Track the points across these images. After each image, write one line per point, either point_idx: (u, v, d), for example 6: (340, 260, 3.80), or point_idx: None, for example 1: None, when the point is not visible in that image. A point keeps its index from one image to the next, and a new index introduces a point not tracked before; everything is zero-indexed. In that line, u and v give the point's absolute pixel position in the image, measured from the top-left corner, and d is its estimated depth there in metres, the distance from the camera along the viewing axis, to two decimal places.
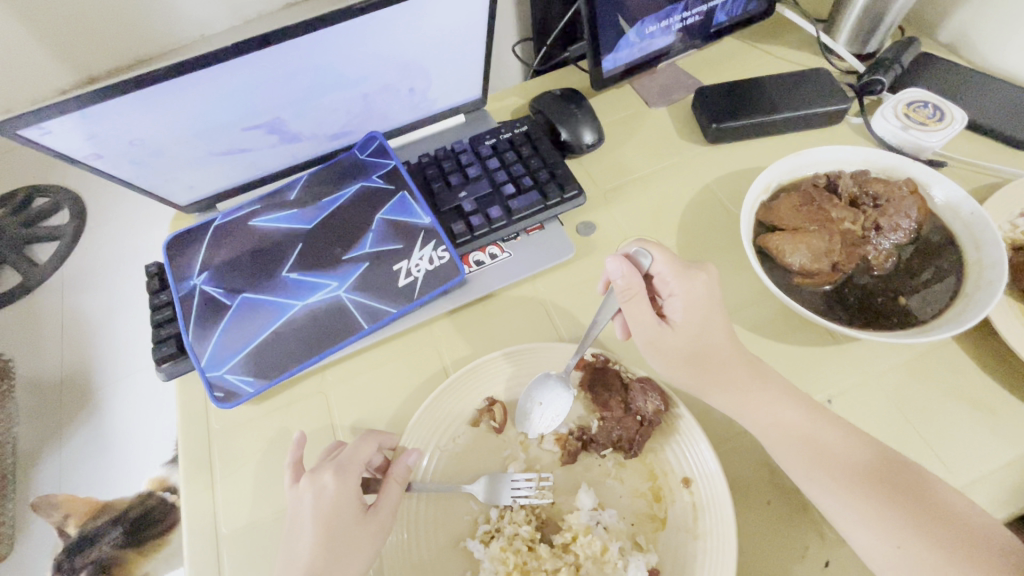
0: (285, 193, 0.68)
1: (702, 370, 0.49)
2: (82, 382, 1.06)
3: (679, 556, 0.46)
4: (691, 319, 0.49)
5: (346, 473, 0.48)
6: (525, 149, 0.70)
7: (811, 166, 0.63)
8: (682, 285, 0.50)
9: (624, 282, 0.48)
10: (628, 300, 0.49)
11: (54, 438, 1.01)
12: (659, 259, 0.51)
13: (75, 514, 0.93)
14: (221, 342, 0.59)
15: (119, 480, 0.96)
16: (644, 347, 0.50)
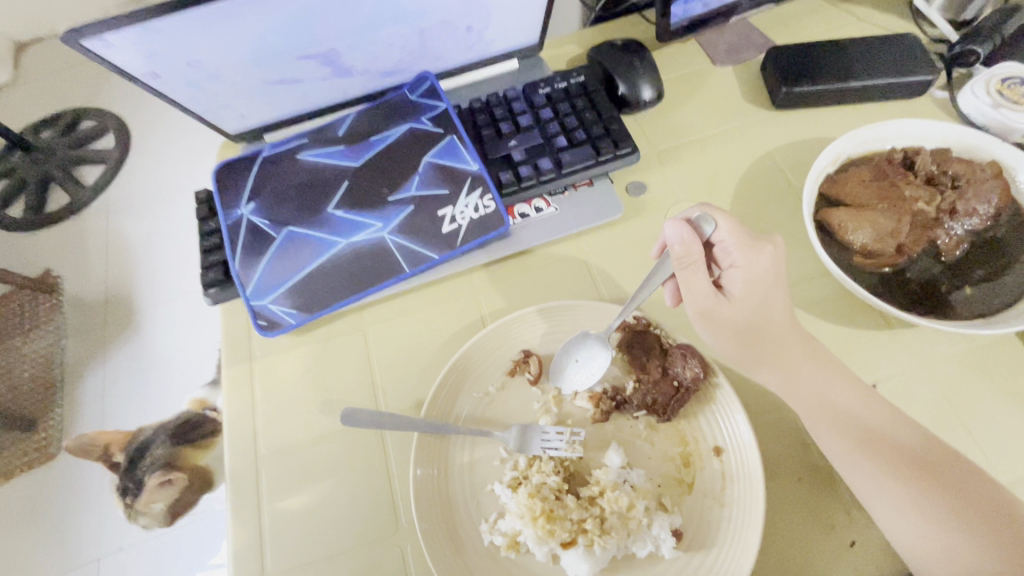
0: (333, 129, 0.68)
1: (749, 343, 0.49)
2: (128, 303, 1.10)
3: (704, 521, 0.47)
4: (750, 293, 0.49)
5: None
6: (580, 100, 0.67)
7: (887, 140, 0.59)
8: (746, 257, 0.49)
9: (684, 248, 0.47)
10: (686, 266, 0.48)
11: (102, 352, 1.06)
12: (724, 228, 0.50)
13: (114, 443, 0.96)
14: (266, 273, 0.60)
15: (160, 397, 1.00)
16: (695, 317, 0.50)
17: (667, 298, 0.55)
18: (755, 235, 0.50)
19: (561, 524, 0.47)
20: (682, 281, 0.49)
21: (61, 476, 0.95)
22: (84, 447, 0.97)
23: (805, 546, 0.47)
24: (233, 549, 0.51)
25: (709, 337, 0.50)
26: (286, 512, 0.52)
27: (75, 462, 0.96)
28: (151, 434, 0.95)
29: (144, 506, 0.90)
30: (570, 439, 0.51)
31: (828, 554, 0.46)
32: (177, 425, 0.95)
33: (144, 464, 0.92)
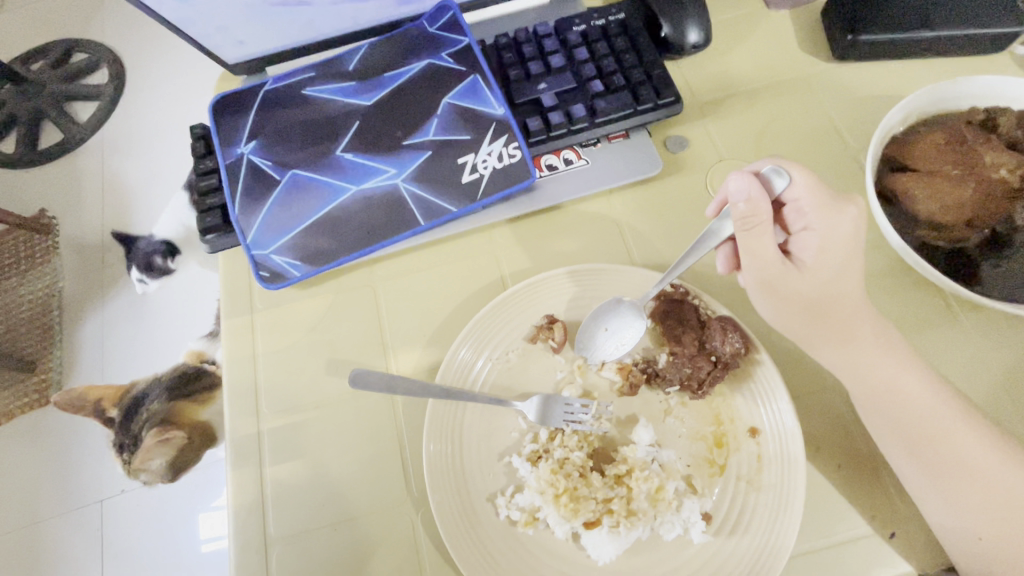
0: (343, 62, 0.61)
1: (810, 319, 0.45)
2: (124, 246, 1.05)
3: (737, 507, 0.44)
4: (824, 261, 0.44)
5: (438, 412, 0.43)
6: (619, 40, 0.60)
7: (965, 99, 0.52)
8: (823, 220, 0.44)
9: (750, 206, 0.41)
10: (751, 228, 0.42)
11: (98, 297, 1.02)
12: (799, 185, 0.44)
13: (107, 399, 0.93)
14: (268, 219, 0.55)
15: (158, 346, 0.96)
16: (758, 285, 0.45)
17: (720, 264, 0.50)
18: (836, 194, 0.44)
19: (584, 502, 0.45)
20: (744, 245, 0.43)
21: (58, 422, 0.93)
22: (83, 390, 0.95)
23: (842, 534, 0.44)
24: (234, 510, 0.48)
25: (769, 309, 0.46)
26: (289, 475, 0.49)
27: (74, 405, 0.94)
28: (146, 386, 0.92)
29: (143, 462, 0.89)
30: (596, 413, 0.48)
31: (865, 544, 0.44)
32: (174, 380, 0.91)
33: (139, 419, 0.90)
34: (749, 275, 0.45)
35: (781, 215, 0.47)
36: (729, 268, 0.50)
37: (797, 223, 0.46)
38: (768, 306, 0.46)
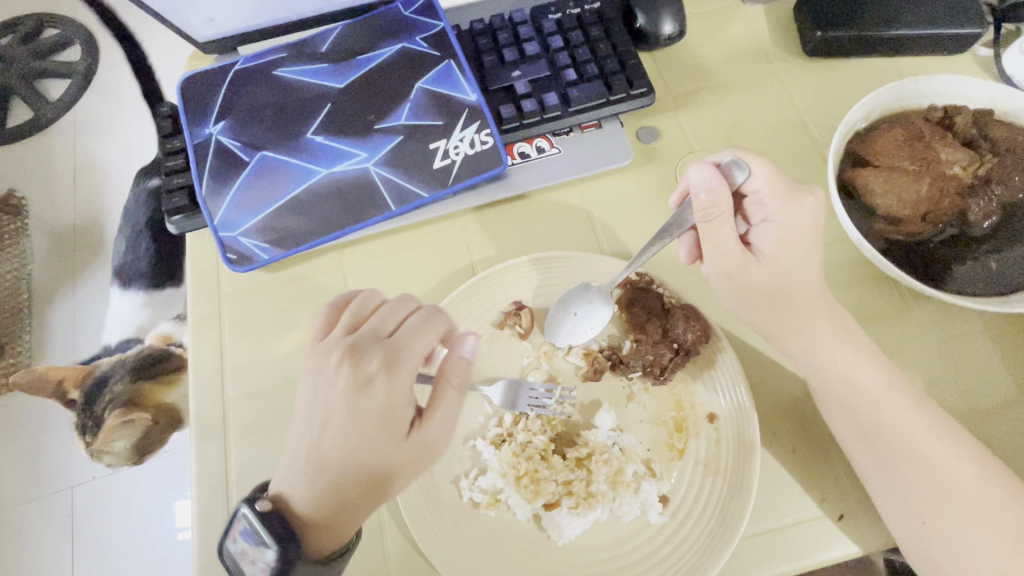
0: (316, 44, 0.60)
1: (772, 309, 0.45)
2: (95, 228, 1.02)
3: (693, 489, 0.45)
4: (783, 250, 0.45)
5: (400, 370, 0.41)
6: (594, 30, 0.60)
7: (927, 98, 0.54)
8: (782, 211, 0.44)
9: (710, 196, 0.42)
10: (711, 218, 0.42)
11: (67, 278, 1.00)
12: (757, 175, 0.45)
13: (69, 380, 0.92)
14: (236, 201, 0.54)
15: (128, 329, 0.95)
16: (718, 277, 0.46)
17: (682, 254, 0.51)
18: (794, 185, 0.45)
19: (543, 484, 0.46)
20: (704, 235, 0.44)
21: (22, 404, 0.92)
22: (47, 371, 0.93)
23: (794, 516, 0.46)
24: (198, 492, 0.48)
25: (729, 298, 0.47)
26: (254, 457, 0.49)
27: (36, 385, 0.92)
28: (110, 368, 0.90)
29: (104, 444, 0.88)
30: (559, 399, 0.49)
31: (815, 525, 0.45)
32: (137, 361, 0.90)
33: (101, 401, 0.88)
34: (709, 267, 0.45)
35: (741, 206, 0.47)
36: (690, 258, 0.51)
37: (757, 214, 0.46)
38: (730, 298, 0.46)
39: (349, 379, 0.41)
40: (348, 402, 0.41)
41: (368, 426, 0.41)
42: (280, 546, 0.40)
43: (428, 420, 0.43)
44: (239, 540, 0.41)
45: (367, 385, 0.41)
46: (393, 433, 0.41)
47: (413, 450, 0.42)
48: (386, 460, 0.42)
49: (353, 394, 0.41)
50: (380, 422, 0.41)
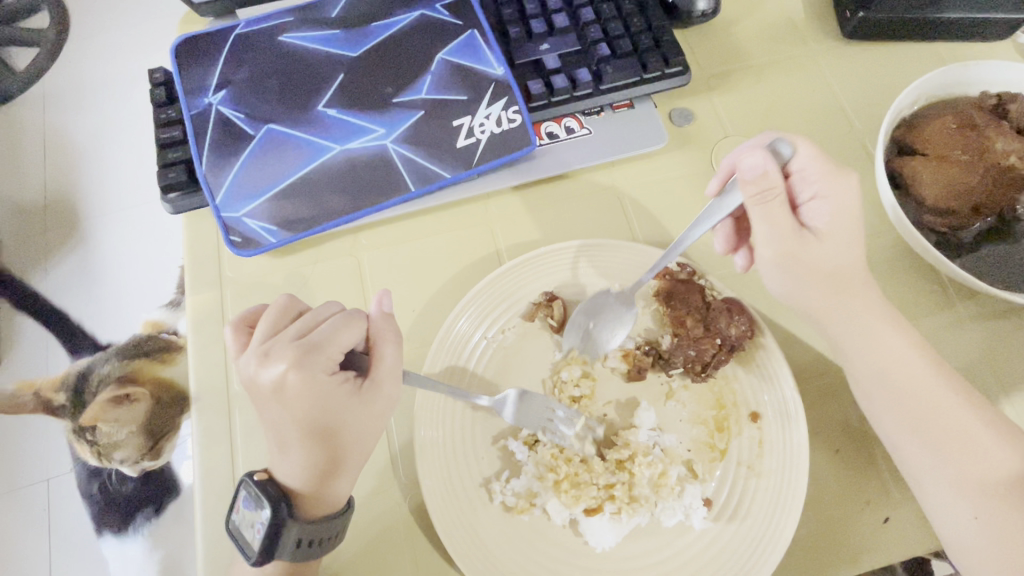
0: (326, 8, 0.55)
1: (831, 288, 0.43)
2: (69, 208, 0.95)
3: (738, 493, 0.42)
4: (837, 227, 0.42)
5: (310, 359, 0.37)
6: (626, 3, 0.56)
7: (975, 84, 0.51)
8: (832, 187, 0.42)
9: (765, 179, 0.39)
10: (768, 202, 0.40)
11: (38, 266, 0.92)
12: (803, 153, 0.42)
13: (47, 390, 0.85)
14: (240, 179, 0.50)
15: (109, 319, 0.88)
16: (777, 258, 0.42)
17: (719, 244, 0.49)
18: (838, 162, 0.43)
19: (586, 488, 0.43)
20: (755, 222, 0.41)
21: (15, 427, 0.84)
22: (24, 384, 0.85)
23: (837, 520, 0.44)
24: (203, 497, 0.44)
25: (784, 281, 0.44)
26: (263, 459, 0.45)
27: (17, 404, 0.84)
28: (90, 361, 0.85)
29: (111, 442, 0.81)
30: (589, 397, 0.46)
31: (860, 529, 0.44)
32: (126, 344, 0.86)
33: (91, 389, 0.83)
34: (768, 249, 0.42)
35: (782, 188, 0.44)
36: (728, 248, 0.50)
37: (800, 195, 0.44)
38: (784, 279, 0.43)
39: (258, 383, 0.38)
40: (285, 405, 0.37)
41: (311, 412, 0.38)
42: (276, 506, 0.38)
43: (378, 376, 0.40)
44: (239, 509, 0.39)
45: (291, 387, 0.37)
46: (346, 399, 0.38)
47: (377, 405, 0.40)
48: (353, 424, 0.39)
49: (284, 398, 0.37)
50: (327, 402, 0.38)
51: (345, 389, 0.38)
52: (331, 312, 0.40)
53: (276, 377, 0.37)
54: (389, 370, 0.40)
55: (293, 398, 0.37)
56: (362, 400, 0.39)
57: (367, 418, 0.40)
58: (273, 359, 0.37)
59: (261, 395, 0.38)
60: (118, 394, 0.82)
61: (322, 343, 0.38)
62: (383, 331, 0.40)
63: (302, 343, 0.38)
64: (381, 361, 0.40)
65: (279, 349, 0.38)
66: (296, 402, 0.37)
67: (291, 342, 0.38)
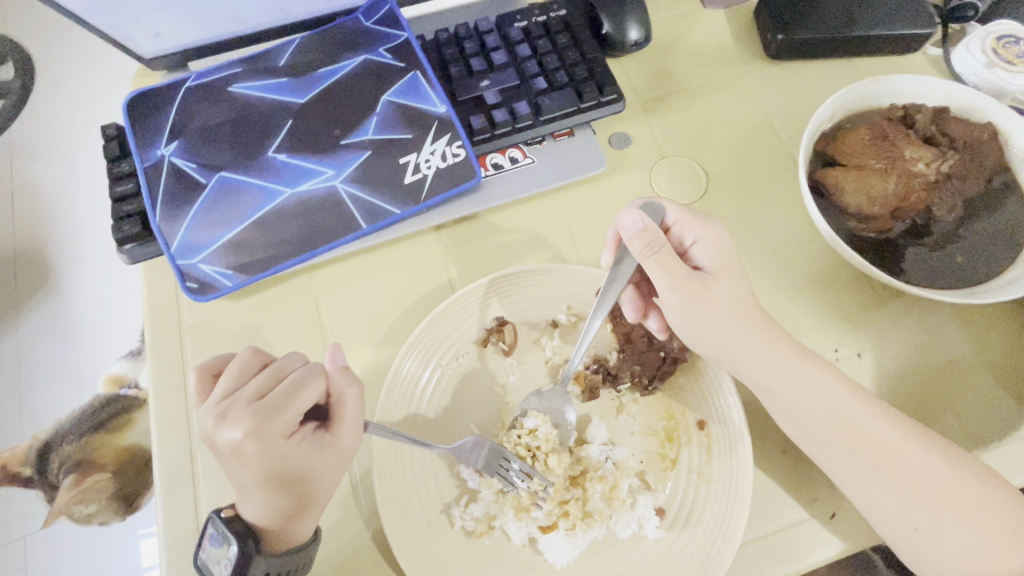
0: (273, 57, 0.57)
1: (736, 336, 0.45)
2: (36, 260, 0.95)
3: (688, 500, 0.44)
4: (725, 261, 0.47)
5: (273, 417, 0.38)
6: (561, 37, 0.60)
7: (887, 96, 0.55)
8: (708, 229, 0.47)
9: (648, 231, 0.44)
10: (657, 250, 0.44)
11: (6, 325, 0.91)
12: (671, 212, 0.48)
13: (11, 462, 0.82)
14: (194, 227, 0.51)
15: (76, 375, 0.87)
16: (684, 301, 0.45)
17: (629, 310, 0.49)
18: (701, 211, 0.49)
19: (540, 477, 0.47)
20: (652, 274, 0.45)
21: None
22: None
23: (786, 521, 0.46)
24: (167, 545, 0.45)
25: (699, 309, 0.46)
26: (226, 501, 0.46)
27: None
28: (53, 432, 0.83)
29: (84, 506, 0.79)
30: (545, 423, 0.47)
31: (809, 527, 0.45)
32: (90, 412, 0.84)
33: (54, 465, 0.81)
34: (673, 293, 0.45)
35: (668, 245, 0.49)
36: (638, 314, 0.49)
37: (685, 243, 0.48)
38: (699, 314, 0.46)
39: (218, 445, 0.37)
40: (245, 465, 0.37)
41: (275, 469, 0.38)
42: (242, 541, 0.38)
43: (339, 431, 0.41)
44: (205, 547, 0.39)
45: (252, 450, 0.37)
46: (306, 454, 0.39)
47: (339, 457, 0.41)
48: (317, 478, 0.40)
49: (244, 461, 0.37)
50: (286, 462, 0.38)
51: (305, 445, 0.39)
52: (294, 366, 0.41)
53: (237, 442, 0.37)
54: (349, 423, 0.41)
55: (255, 461, 0.37)
56: (323, 456, 0.40)
57: (332, 468, 0.40)
58: (231, 421, 0.37)
59: (221, 456, 0.38)
60: (78, 478, 0.81)
61: (281, 399, 0.38)
62: (344, 391, 0.41)
63: (260, 404, 0.38)
64: (343, 414, 0.41)
65: (239, 410, 0.38)
66: (256, 463, 0.37)
67: (250, 403, 0.38)
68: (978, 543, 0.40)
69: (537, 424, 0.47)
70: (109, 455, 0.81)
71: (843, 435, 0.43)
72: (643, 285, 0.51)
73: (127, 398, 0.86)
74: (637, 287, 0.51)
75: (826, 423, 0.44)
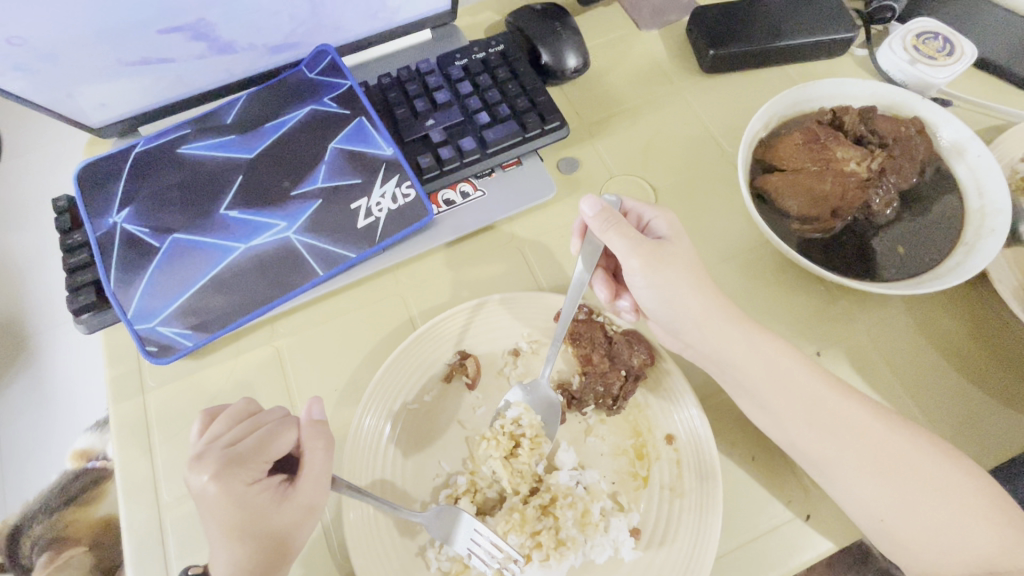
0: (220, 116, 0.58)
1: None
2: (12, 329, 0.90)
3: (662, 519, 0.44)
4: (679, 236, 0.49)
5: (242, 465, 0.38)
6: (501, 71, 0.61)
7: (817, 100, 0.57)
8: (661, 210, 0.50)
9: (607, 211, 0.46)
10: (614, 222, 0.46)
11: None
12: (628, 201, 0.51)
13: None
14: (149, 291, 0.51)
15: (43, 451, 0.85)
16: (644, 262, 0.46)
17: (602, 291, 0.52)
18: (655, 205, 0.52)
19: (529, 470, 0.47)
20: (613, 247, 0.46)
21: None
22: None
23: (763, 527, 0.46)
24: None
25: (655, 295, 0.47)
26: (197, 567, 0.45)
27: None
28: (25, 511, 0.81)
29: None
30: (535, 444, 0.47)
31: (785, 531, 0.45)
32: (60, 487, 0.82)
33: (28, 546, 0.79)
34: (634, 256, 0.46)
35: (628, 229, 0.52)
36: (611, 294, 0.52)
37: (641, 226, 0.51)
38: (661, 303, 0.47)
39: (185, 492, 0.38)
40: (205, 511, 0.38)
41: (234, 522, 0.38)
42: None
43: (302, 483, 0.40)
44: None
45: (213, 496, 0.37)
46: (265, 506, 0.39)
47: (297, 512, 0.40)
48: (272, 532, 0.39)
49: (205, 507, 0.38)
50: (244, 512, 0.38)
51: (266, 495, 0.39)
52: (274, 417, 0.42)
53: (201, 486, 0.37)
54: (314, 477, 0.41)
55: (214, 507, 0.37)
56: (282, 508, 0.39)
57: (293, 525, 0.40)
58: (200, 466, 0.38)
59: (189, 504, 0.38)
60: (52, 557, 0.78)
61: (253, 447, 0.39)
62: (312, 443, 0.42)
63: (232, 451, 0.39)
64: (309, 469, 0.41)
65: (209, 455, 0.39)
66: (215, 510, 0.37)
67: (221, 449, 0.39)
68: (948, 530, 0.41)
69: (520, 412, 0.48)
70: (83, 529, 0.79)
71: (807, 435, 0.44)
72: (610, 269, 0.55)
73: (96, 470, 0.84)
74: (606, 271, 0.54)
75: (791, 426, 0.44)
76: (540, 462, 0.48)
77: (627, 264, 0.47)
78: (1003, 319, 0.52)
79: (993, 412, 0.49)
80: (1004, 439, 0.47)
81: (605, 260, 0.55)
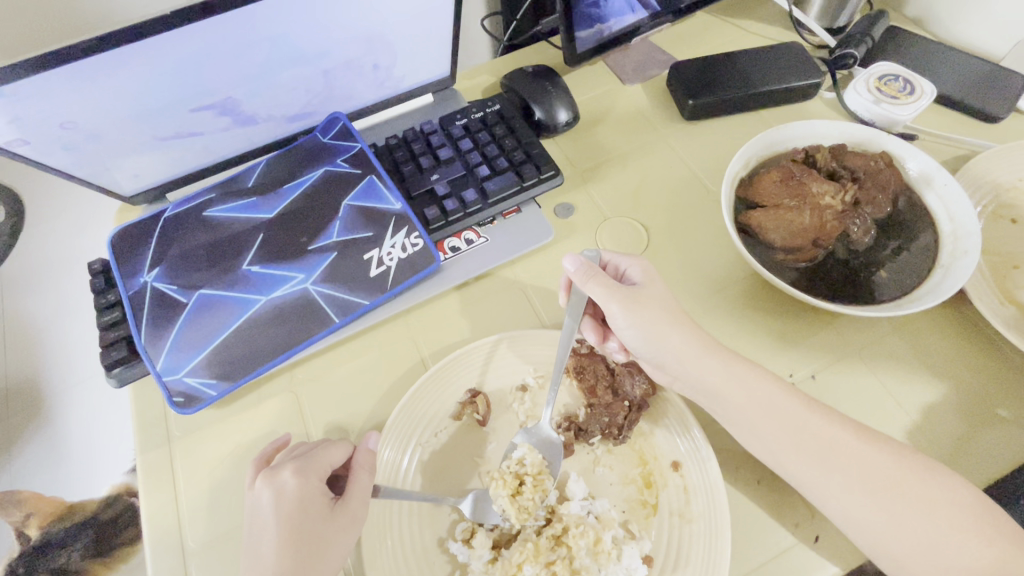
0: (241, 180, 0.63)
1: (689, 375, 0.49)
2: (43, 380, 0.94)
3: (673, 545, 0.45)
4: (655, 282, 0.52)
5: (308, 471, 0.44)
6: (498, 128, 0.67)
7: (790, 140, 0.62)
8: (635, 259, 0.54)
9: (585, 265, 0.51)
10: (593, 274, 0.50)
11: (10, 442, 0.90)
12: (605, 252, 0.55)
13: (38, 514, 0.85)
14: (177, 344, 0.55)
15: (90, 470, 0.88)
16: (623, 306, 0.50)
17: (591, 335, 0.54)
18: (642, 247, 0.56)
19: (533, 506, 0.48)
20: (595, 297, 0.51)
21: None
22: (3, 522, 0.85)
23: (771, 551, 0.47)
24: None
25: (640, 335, 0.50)
26: None
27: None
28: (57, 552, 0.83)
29: None
30: (540, 479, 0.49)
31: (794, 553, 0.46)
32: (84, 541, 0.84)
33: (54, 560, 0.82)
34: (613, 301, 0.49)
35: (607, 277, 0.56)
36: (600, 337, 0.55)
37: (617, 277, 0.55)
38: (651, 340, 0.50)
39: (256, 496, 0.44)
40: (269, 507, 0.43)
41: (293, 522, 0.42)
42: None
43: (350, 494, 0.44)
44: None
45: (281, 491, 0.43)
46: (320, 511, 0.43)
47: (342, 522, 0.43)
48: (318, 536, 0.42)
49: (270, 502, 0.43)
50: (301, 510, 0.43)
51: (321, 498, 0.44)
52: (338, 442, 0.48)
53: (272, 482, 0.43)
54: (361, 491, 0.45)
55: (279, 501, 0.43)
56: (330, 515, 0.43)
57: (340, 535, 0.43)
58: (275, 471, 0.44)
59: (258, 507, 0.43)
60: None
61: (318, 458, 0.45)
62: (363, 460, 0.46)
63: (302, 459, 0.45)
64: (357, 485, 0.45)
65: (283, 463, 0.45)
66: (279, 503, 0.43)
67: (294, 458, 0.45)
68: (951, 544, 0.42)
69: (524, 453, 0.50)
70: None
71: (808, 458, 0.45)
72: (601, 314, 0.58)
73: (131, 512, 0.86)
74: (594, 317, 0.57)
75: (791, 451, 0.46)
76: (545, 497, 0.49)
77: (607, 310, 0.50)
78: (988, 338, 0.55)
79: (987, 427, 0.50)
80: (998, 452, 0.49)
81: (591, 307, 0.57)
